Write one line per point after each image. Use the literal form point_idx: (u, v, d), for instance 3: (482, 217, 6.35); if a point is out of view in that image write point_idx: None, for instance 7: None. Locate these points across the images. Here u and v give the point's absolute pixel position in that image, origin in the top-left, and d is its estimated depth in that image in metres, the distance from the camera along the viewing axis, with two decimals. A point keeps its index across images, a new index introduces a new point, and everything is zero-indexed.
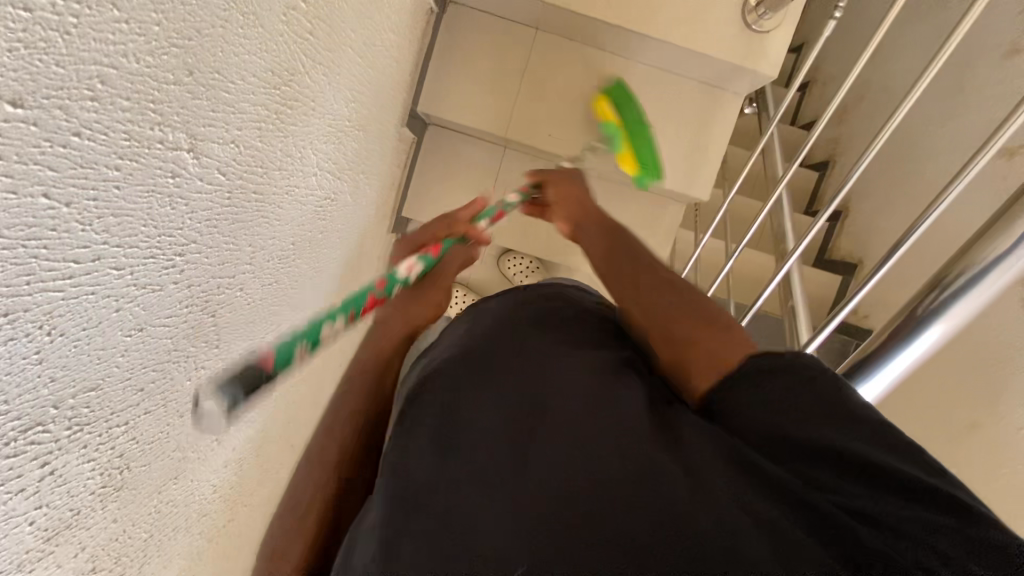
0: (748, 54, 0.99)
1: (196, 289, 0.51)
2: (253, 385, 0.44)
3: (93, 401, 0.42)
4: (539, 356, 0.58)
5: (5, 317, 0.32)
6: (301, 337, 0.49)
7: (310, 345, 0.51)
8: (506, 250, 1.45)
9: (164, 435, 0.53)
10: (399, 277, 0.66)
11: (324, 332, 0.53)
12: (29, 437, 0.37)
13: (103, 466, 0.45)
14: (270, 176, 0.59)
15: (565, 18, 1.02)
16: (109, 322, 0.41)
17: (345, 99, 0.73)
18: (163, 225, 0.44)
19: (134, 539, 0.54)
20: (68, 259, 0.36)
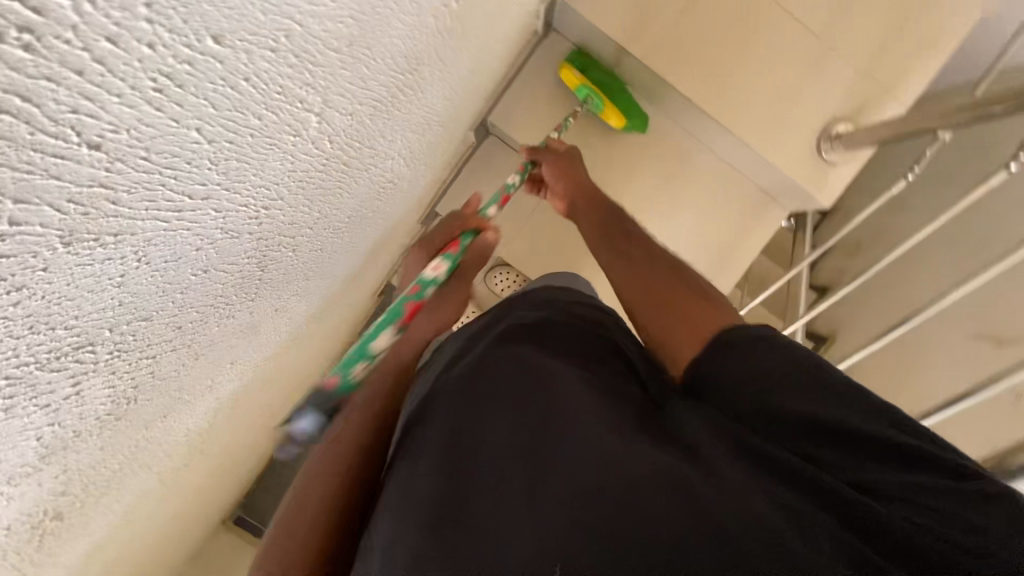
0: (810, 176, 1.04)
1: (262, 242, 0.50)
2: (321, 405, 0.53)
3: (139, 332, 0.40)
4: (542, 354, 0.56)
5: (113, 236, 0.30)
6: (355, 358, 0.55)
7: (363, 361, 0.55)
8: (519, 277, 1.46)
9: (175, 374, 0.51)
10: (427, 279, 0.64)
11: (374, 349, 0.56)
12: (76, 355, 0.34)
13: (117, 394, 0.43)
14: (363, 151, 0.58)
15: (657, 84, 1.05)
16: (186, 258, 0.39)
17: (446, 95, 0.73)
18: (267, 177, 0.42)
19: (107, 469, 0.51)
20: (185, 194, 0.34)
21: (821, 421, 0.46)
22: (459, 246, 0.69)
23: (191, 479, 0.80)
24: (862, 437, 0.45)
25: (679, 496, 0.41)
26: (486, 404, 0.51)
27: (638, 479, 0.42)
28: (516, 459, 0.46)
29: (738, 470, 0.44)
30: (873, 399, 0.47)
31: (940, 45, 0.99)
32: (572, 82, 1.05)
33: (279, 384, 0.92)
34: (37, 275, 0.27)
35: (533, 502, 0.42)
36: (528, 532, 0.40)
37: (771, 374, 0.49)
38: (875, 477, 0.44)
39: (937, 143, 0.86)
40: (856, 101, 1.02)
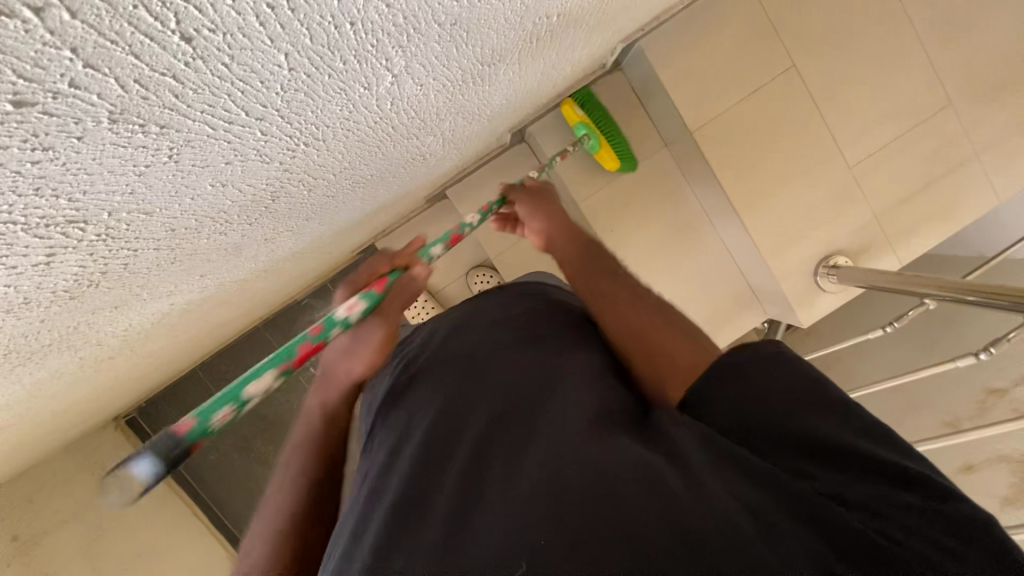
0: (800, 293, 1.08)
1: (286, 175, 0.47)
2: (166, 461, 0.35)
3: (134, 223, 0.37)
4: (534, 347, 0.58)
5: (159, 128, 0.28)
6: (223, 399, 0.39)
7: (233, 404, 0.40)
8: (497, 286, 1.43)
9: (144, 272, 0.48)
10: (336, 320, 0.51)
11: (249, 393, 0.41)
12: (64, 228, 0.32)
13: (82, 275, 0.40)
14: (413, 122, 0.57)
15: (694, 156, 1.08)
16: (212, 168, 0.37)
17: (506, 95, 0.73)
18: (321, 118, 0.41)
19: (36, 342, 0.47)
20: (242, 110, 0.32)
21: (805, 436, 0.41)
22: (388, 284, 0.57)
23: (105, 373, 0.75)
24: (849, 447, 0.39)
25: (654, 490, 0.38)
26: (475, 392, 0.54)
27: (618, 472, 0.39)
28: (498, 454, 0.45)
29: (715, 470, 0.40)
30: (857, 411, 0.41)
31: (948, 220, 1.06)
32: (573, 118, 1.07)
33: (228, 307, 0.88)
34: (69, 142, 0.25)
35: (509, 494, 0.41)
36: (500, 526, 0.38)
37: (752, 385, 0.44)
38: (848, 489, 0.37)
39: (922, 308, 0.92)
40: (863, 241, 1.06)
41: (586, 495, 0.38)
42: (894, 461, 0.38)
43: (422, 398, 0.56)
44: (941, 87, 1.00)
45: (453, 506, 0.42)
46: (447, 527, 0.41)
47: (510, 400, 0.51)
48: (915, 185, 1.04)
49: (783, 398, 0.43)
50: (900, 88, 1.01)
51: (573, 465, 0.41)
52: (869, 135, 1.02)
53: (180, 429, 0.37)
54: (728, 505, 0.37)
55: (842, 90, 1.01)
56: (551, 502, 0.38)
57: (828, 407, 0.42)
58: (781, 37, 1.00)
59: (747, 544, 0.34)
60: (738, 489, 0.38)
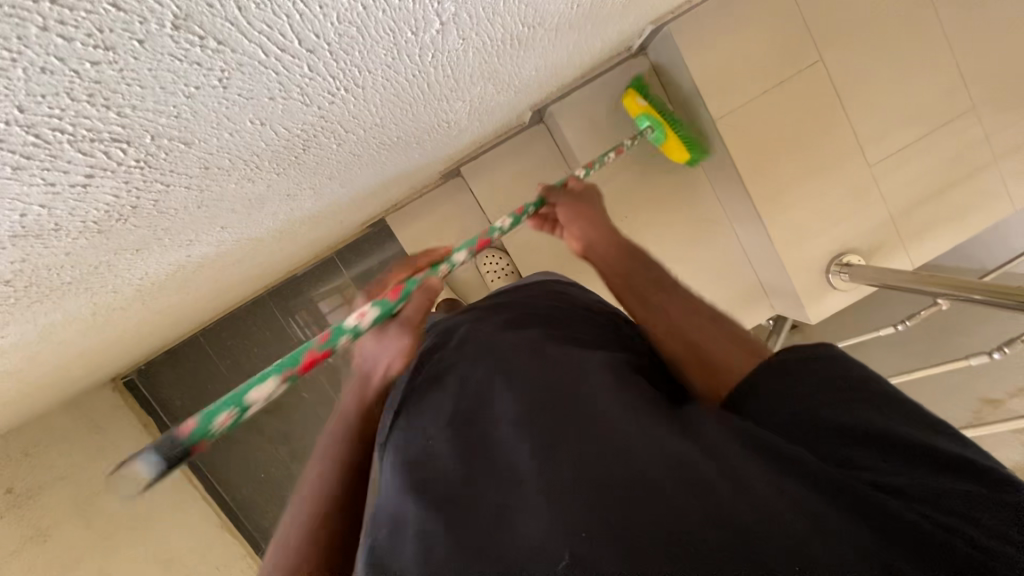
0: (811, 290, 1.08)
1: (322, 123, 0.47)
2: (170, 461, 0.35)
3: (173, 153, 0.36)
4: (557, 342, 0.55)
5: (217, 44, 0.28)
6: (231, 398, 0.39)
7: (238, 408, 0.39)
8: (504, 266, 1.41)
9: (171, 213, 0.47)
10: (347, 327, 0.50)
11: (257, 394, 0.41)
12: (107, 147, 0.31)
13: (114, 206, 0.39)
14: (447, 82, 0.56)
15: (714, 147, 1.08)
16: (256, 101, 0.36)
17: (537, 66, 0.72)
18: (366, 60, 0.40)
19: (57, 278, 0.46)
20: (296, 38, 0.31)
21: (851, 423, 0.39)
22: (400, 292, 0.55)
23: (112, 326, 0.75)
24: (901, 439, 0.37)
25: (688, 483, 0.37)
26: (500, 382, 0.51)
27: (650, 468, 0.39)
28: (531, 441, 0.44)
29: (754, 458, 0.38)
30: (908, 405, 0.40)
31: (963, 225, 1.06)
32: (636, 109, 1.07)
33: (239, 269, 0.87)
34: (130, 45, 0.24)
35: (546, 491, 0.40)
36: (538, 522, 0.38)
37: (786, 371, 0.43)
38: (902, 480, 0.36)
39: (933, 307, 0.92)
40: (877, 240, 1.06)
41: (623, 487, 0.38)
42: (938, 450, 0.36)
43: (443, 395, 0.54)
44: (965, 91, 1.01)
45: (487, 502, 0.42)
46: (481, 525, 0.40)
47: (537, 388, 0.49)
48: (933, 189, 1.04)
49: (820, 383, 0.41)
50: (924, 89, 1.01)
51: (603, 463, 0.40)
52: (890, 135, 1.02)
53: (185, 429, 0.37)
54: (770, 499, 0.35)
55: (867, 89, 1.01)
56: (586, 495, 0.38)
57: (863, 393, 0.40)
58: (810, 30, 0.99)
59: (791, 540, 0.33)
60: (782, 480, 0.37)
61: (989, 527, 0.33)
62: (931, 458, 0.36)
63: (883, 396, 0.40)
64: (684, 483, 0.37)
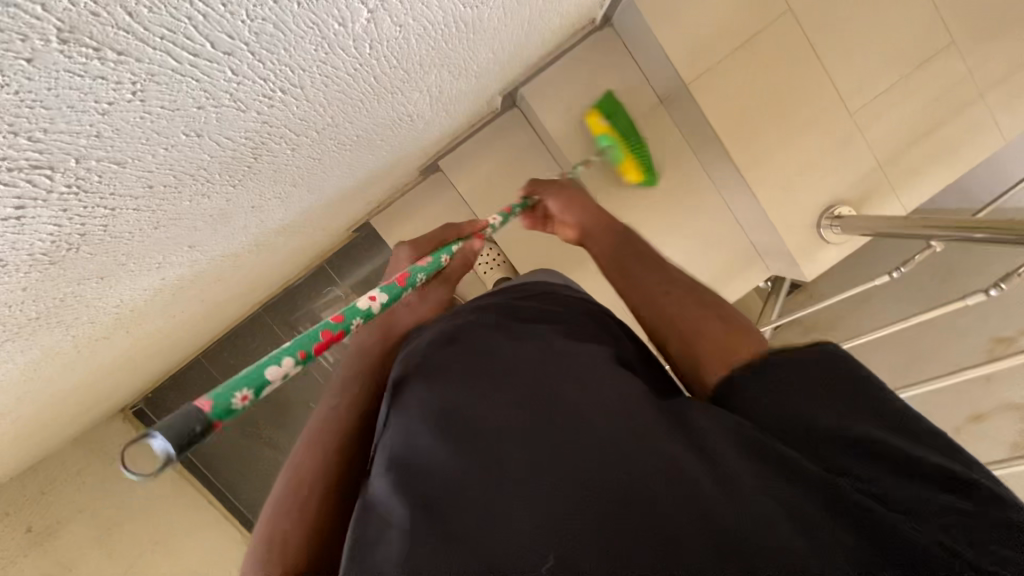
0: (805, 248, 1.06)
1: (266, 129, 0.46)
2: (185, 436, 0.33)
3: (106, 175, 0.36)
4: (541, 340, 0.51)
5: (117, 55, 0.27)
6: (245, 378, 0.38)
7: (254, 387, 0.38)
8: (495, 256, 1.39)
9: (129, 236, 0.46)
10: (360, 310, 0.49)
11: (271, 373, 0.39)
12: (29, 176, 0.30)
13: (60, 235, 0.38)
14: (395, 72, 0.55)
15: (690, 111, 1.05)
16: (183, 113, 0.35)
17: (492, 47, 0.71)
18: (296, 58, 0.39)
19: (22, 314, 0.46)
20: (206, 40, 0.30)
21: (848, 433, 0.37)
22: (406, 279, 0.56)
23: (105, 356, 0.75)
24: (901, 453, 0.35)
25: (678, 490, 0.37)
26: (484, 385, 0.47)
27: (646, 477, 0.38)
28: (516, 445, 0.42)
29: (745, 461, 0.38)
30: (912, 416, 0.37)
31: (954, 163, 1.03)
32: (596, 129, 1.07)
33: (225, 288, 0.88)
34: (18, 66, 0.23)
35: (519, 490, 0.39)
36: (515, 520, 0.37)
37: (784, 374, 0.41)
38: (893, 492, 0.34)
39: (928, 250, 0.89)
40: (867, 189, 1.04)
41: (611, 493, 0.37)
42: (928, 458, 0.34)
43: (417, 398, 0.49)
44: (943, 26, 0.97)
45: (457, 497, 0.40)
46: (453, 524, 0.38)
47: (509, 393, 0.46)
48: (919, 130, 1.01)
49: (807, 379, 0.40)
50: (900, 29, 0.98)
51: (593, 466, 0.39)
52: (871, 78, 0.99)
53: (203, 406, 0.35)
54: (759, 500, 0.35)
55: (840, 36, 0.98)
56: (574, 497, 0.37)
57: (870, 401, 0.38)
58: None
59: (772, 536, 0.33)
60: (771, 481, 0.36)
61: (981, 540, 0.31)
62: (922, 466, 0.34)
63: (886, 402, 0.38)
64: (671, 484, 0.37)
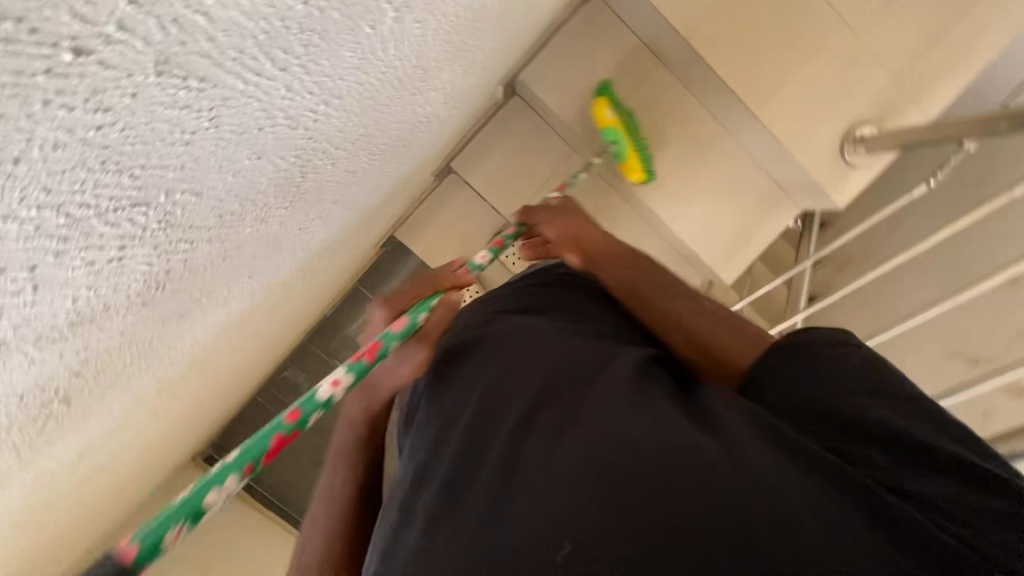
0: (831, 176, 1.05)
1: (312, 144, 0.48)
2: None
3: (187, 207, 0.38)
4: (562, 341, 0.55)
5: (200, 82, 0.29)
6: (179, 513, 0.38)
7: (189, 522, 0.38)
8: None
9: (203, 270, 0.49)
10: (318, 402, 0.49)
11: (207, 498, 0.40)
12: (130, 214, 0.32)
13: (151, 274, 0.41)
14: (416, 71, 0.56)
15: (690, 62, 1.05)
16: (247, 136, 0.37)
17: (495, 33, 0.72)
18: (336, 66, 0.41)
19: (119, 360, 0.48)
20: (268, 57, 0.32)
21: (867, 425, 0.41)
22: (378, 351, 0.54)
23: (180, 400, 0.78)
24: (916, 443, 0.39)
25: (693, 472, 0.39)
26: (512, 381, 0.52)
27: (664, 458, 0.40)
28: (536, 437, 0.46)
29: (764, 445, 0.40)
30: (931, 412, 0.41)
31: (970, 63, 1.01)
32: (603, 118, 1.06)
33: (275, 317, 0.90)
34: (125, 101, 0.25)
35: (538, 481, 0.42)
36: (538, 507, 0.41)
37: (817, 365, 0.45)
38: (900, 479, 0.38)
39: (961, 152, 0.87)
40: (884, 105, 1.02)
41: (627, 479, 0.40)
42: (942, 449, 0.38)
43: (450, 395, 0.55)
44: None
45: (487, 498, 0.43)
46: (481, 518, 0.42)
47: (538, 388, 0.50)
48: (928, 36, 0.99)
49: (846, 390, 0.43)
50: None
51: (611, 460, 0.41)
52: None
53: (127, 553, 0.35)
54: (772, 480, 0.38)
55: None
56: (588, 485, 0.40)
57: (891, 397, 0.42)
58: None
59: (774, 502, 0.37)
60: (785, 468, 0.39)
61: (985, 534, 0.35)
62: (926, 455, 0.38)
63: (908, 402, 0.42)
64: (689, 468, 0.39)
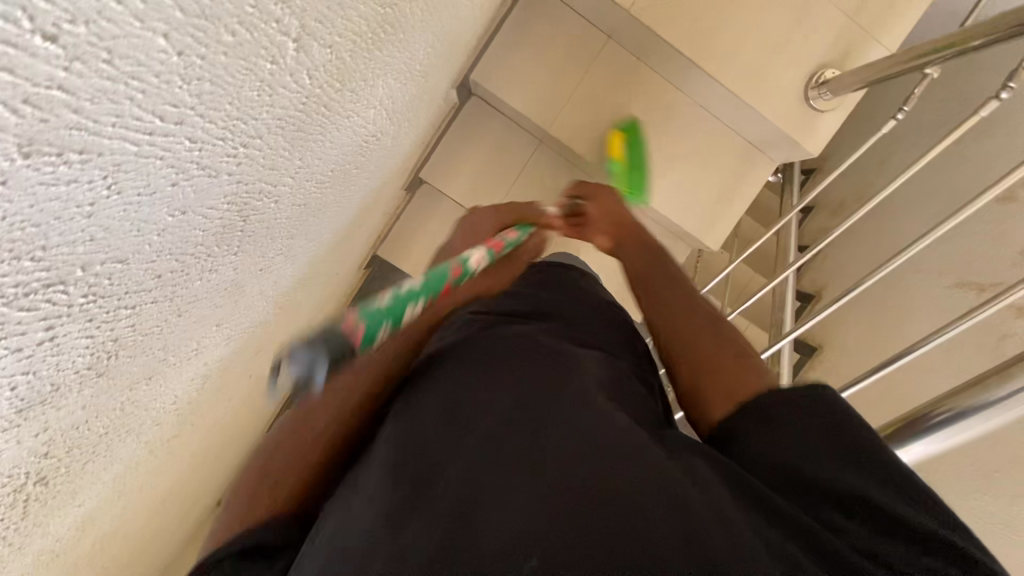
0: (800, 125, 1.03)
1: (243, 187, 0.47)
2: (337, 346, 0.40)
3: (114, 275, 0.37)
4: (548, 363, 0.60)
5: (80, 154, 0.28)
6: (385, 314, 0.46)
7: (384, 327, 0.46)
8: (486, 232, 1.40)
9: (158, 331, 0.49)
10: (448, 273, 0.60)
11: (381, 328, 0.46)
12: (47, 295, 0.32)
13: (96, 346, 0.40)
14: (343, 94, 0.56)
15: (639, 35, 1.03)
16: (160, 194, 0.37)
17: (426, 42, 0.71)
18: (243, 108, 0.40)
19: (91, 433, 0.49)
20: (155, 114, 0.32)
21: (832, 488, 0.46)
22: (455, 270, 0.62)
23: (181, 454, 0.79)
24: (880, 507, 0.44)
25: (670, 512, 0.43)
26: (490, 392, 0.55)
27: (636, 502, 0.44)
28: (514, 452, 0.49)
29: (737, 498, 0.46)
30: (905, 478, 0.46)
31: None
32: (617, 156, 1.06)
33: (264, 357, 0.90)
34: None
35: (513, 497, 0.45)
36: (507, 520, 0.43)
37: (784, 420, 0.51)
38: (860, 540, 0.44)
39: (925, 79, 0.85)
40: (842, 45, 1.00)
41: (601, 511, 0.43)
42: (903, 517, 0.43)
43: (425, 401, 0.56)
44: None
45: (459, 504, 0.45)
46: (447, 522, 0.44)
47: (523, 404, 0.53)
48: None
49: (818, 445, 0.48)
50: None
51: (594, 490, 0.45)
52: None
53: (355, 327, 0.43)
54: (742, 531, 0.43)
55: None
56: (565, 508, 0.44)
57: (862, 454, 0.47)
58: None
59: (742, 547, 0.42)
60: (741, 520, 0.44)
61: None
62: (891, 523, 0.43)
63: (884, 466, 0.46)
64: (663, 508, 0.43)
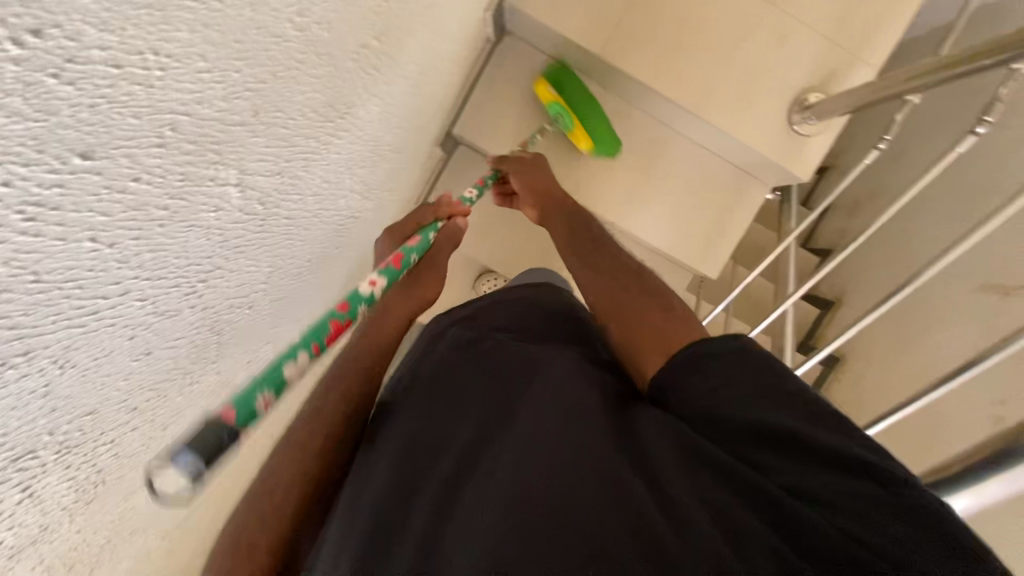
0: (787, 151, 1.01)
1: (210, 312, 0.50)
2: (213, 448, 0.38)
3: (86, 425, 0.41)
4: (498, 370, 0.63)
5: (23, 355, 0.31)
6: (262, 384, 0.43)
7: (274, 390, 0.44)
8: (485, 270, 1.41)
9: (144, 448, 0.52)
10: (361, 295, 0.59)
11: (287, 372, 0.46)
12: (18, 465, 0.35)
13: (79, 483, 0.44)
14: (305, 202, 0.58)
15: (615, 76, 1.03)
16: (119, 350, 0.40)
17: (391, 124, 0.73)
18: (194, 255, 0.43)
19: (92, 547, 0.52)
20: (97, 296, 0.34)
21: (769, 434, 0.49)
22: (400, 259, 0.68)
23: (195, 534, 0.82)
24: (824, 447, 0.47)
25: (613, 491, 0.48)
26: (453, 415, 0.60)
27: (582, 487, 0.48)
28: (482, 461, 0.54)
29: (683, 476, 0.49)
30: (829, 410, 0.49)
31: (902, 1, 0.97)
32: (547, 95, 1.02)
33: None
34: None
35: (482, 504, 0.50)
36: (479, 530, 0.48)
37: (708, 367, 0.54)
38: (806, 485, 0.46)
39: (906, 107, 0.82)
40: (823, 69, 0.99)
41: (552, 497, 0.48)
42: (843, 451, 0.46)
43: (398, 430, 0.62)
44: None
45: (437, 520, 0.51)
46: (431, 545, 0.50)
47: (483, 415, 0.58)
48: None
49: (739, 388, 0.51)
50: None
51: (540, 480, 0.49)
52: None
53: (231, 416, 0.40)
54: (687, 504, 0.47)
55: None
56: (519, 497, 0.48)
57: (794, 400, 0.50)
58: None
59: (677, 520, 0.46)
60: (697, 490, 0.48)
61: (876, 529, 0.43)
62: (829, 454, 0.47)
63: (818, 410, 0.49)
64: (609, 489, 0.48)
